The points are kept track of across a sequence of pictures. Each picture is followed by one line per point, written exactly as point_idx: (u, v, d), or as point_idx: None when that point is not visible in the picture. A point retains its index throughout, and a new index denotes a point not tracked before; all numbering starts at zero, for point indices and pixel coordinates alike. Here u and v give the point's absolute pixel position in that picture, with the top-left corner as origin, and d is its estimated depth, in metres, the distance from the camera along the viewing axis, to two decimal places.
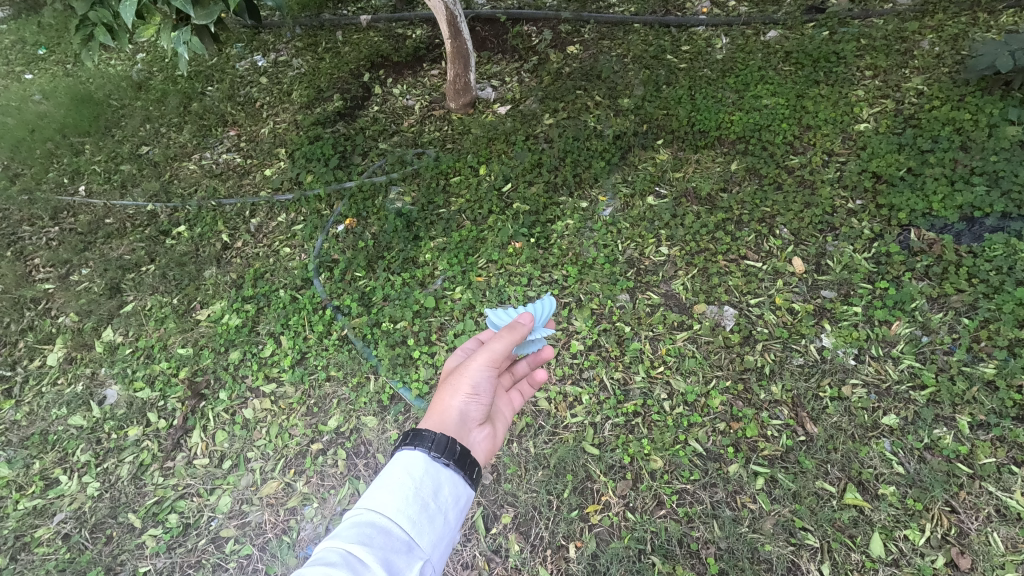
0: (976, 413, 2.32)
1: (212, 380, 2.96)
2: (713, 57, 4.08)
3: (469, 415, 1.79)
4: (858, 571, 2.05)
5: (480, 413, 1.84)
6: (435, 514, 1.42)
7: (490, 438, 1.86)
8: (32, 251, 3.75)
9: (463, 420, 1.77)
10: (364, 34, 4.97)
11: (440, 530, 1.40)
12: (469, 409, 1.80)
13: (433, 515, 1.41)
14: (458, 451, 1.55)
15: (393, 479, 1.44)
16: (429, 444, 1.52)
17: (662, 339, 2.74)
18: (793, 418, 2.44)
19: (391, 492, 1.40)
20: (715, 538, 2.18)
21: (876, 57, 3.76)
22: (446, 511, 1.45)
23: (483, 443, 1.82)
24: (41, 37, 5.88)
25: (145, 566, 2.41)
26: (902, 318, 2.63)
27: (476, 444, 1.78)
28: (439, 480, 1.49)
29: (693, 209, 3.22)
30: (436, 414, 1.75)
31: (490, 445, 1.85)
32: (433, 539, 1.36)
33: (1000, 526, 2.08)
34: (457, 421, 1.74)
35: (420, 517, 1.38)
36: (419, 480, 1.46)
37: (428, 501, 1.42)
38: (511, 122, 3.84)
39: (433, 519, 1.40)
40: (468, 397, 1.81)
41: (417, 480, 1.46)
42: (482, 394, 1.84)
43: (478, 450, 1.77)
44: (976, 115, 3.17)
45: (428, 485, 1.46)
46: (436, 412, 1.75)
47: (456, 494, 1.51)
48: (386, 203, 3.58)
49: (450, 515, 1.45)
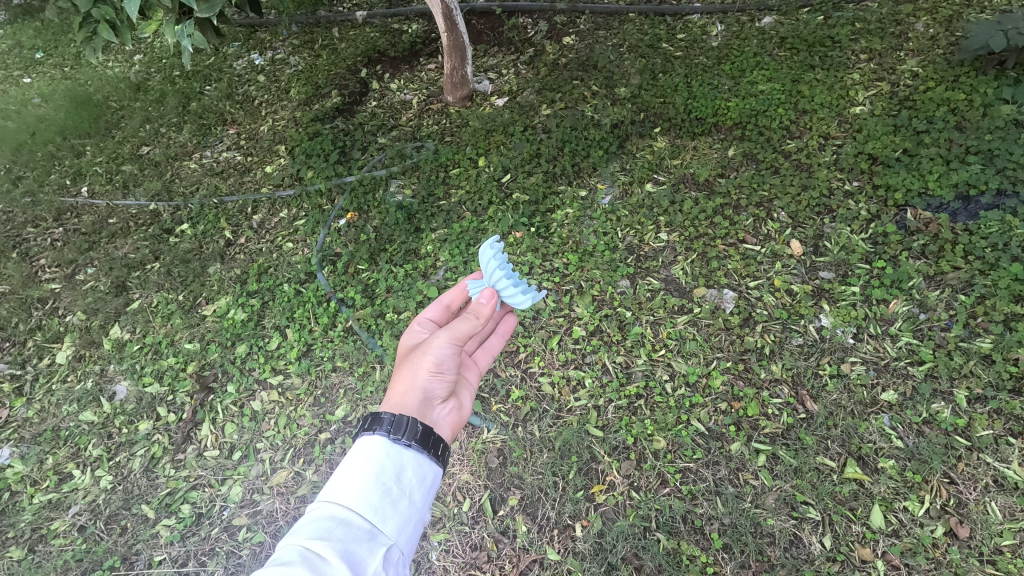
0: (973, 387, 2.35)
1: (221, 373, 3.01)
2: (708, 44, 4.10)
3: (431, 393, 1.79)
4: (858, 543, 2.10)
5: (441, 389, 1.84)
6: (400, 497, 1.39)
7: (454, 411, 1.85)
8: (37, 252, 3.79)
9: (425, 398, 1.76)
10: (360, 31, 4.99)
11: (406, 512, 1.37)
12: (431, 387, 1.80)
13: (396, 498, 1.38)
14: (420, 430, 1.53)
15: (352, 468, 1.41)
16: (387, 426, 1.51)
17: (663, 323, 2.78)
18: (793, 396, 2.47)
19: (351, 483, 1.37)
20: (718, 514, 2.22)
21: (871, 40, 3.77)
22: (411, 492, 1.42)
23: (447, 417, 1.80)
24: (38, 41, 5.89)
25: (160, 556, 2.45)
26: (900, 296, 2.66)
27: (441, 419, 1.77)
28: (401, 462, 1.47)
29: (691, 195, 3.24)
30: (396, 393, 1.74)
31: (456, 419, 1.85)
32: (399, 523, 1.34)
33: (998, 496, 2.12)
34: (418, 399, 1.73)
35: (382, 503, 1.35)
36: (380, 465, 1.43)
37: (391, 486, 1.40)
38: (510, 113, 3.87)
39: (397, 503, 1.37)
40: (431, 374, 1.82)
41: (379, 465, 1.43)
42: (446, 370, 1.86)
43: (442, 426, 1.74)
44: (970, 95, 3.19)
45: (390, 469, 1.44)
46: (396, 392, 1.74)
47: (421, 475, 1.49)
48: (387, 196, 3.61)
49: (416, 496, 1.43)
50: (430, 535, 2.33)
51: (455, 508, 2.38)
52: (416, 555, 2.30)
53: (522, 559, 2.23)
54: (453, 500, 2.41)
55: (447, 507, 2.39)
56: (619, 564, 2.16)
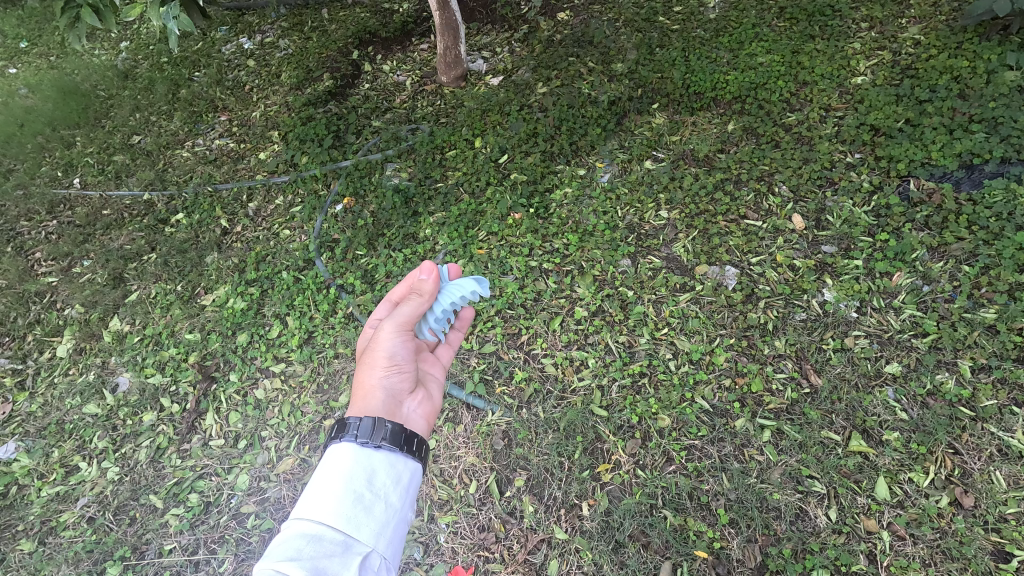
0: (977, 357, 2.35)
1: (222, 362, 3.00)
2: (706, 16, 4.00)
3: (394, 387, 1.81)
4: (864, 515, 2.11)
5: (406, 381, 1.87)
6: (374, 502, 1.42)
7: (423, 402, 1.91)
8: (32, 246, 3.74)
9: (389, 395, 1.78)
10: (350, 11, 4.88)
11: (381, 517, 1.40)
12: (393, 381, 1.83)
13: (369, 504, 1.40)
14: (390, 430, 1.56)
15: (323, 480, 1.42)
16: (355, 432, 1.54)
17: (665, 302, 2.76)
18: (797, 370, 2.48)
19: (323, 496, 1.38)
20: (724, 490, 2.23)
21: (872, 8, 3.69)
22: (385, 495, 1.45)
23: (418, 409, 1.86)
24: (21, 29, 5.78)
25: (170, 545, 2.46)
26: (903, 268, 2.64)
27: (412, 413, 1.82)
28: (373, 467, 1.50)
29: (692, 171, 3.20)
30: (360, 397, 1.74)
31: (427, 409, 1.91)
32: (375, 529, 1.36)
33: (1002, 465, 2.12)
34: (383, 398, 1.75)
35: (356, 511, 1.37)
36: (352, 473, 1.46)
37: (363, 492, 1.42)
38: (505, 93, 3.80)
39: (371, 509, 1.39)
40: (387, 370, 1.82)
41: (350, 472, 1.46)
42: (401, 363, 1.86)
43: (414, 419, 1.81)
44: (973, 62, 3.14)
45: (363, 474, 1.47)
46: (360, 396, 1.74)
47: (396, 475, 1.53)
48: (383, 180, 3.56)
49: (391, 498, 1.46)
50: (437, 517, 2.35)
51: (462, 491, 2.40)
52: (424, 538, 2.31)
53: (530, 539, 2.25)
54: (459, 482, 2.42)
55: (453, 489, 2.40)
56: (626, 541, 2.17)
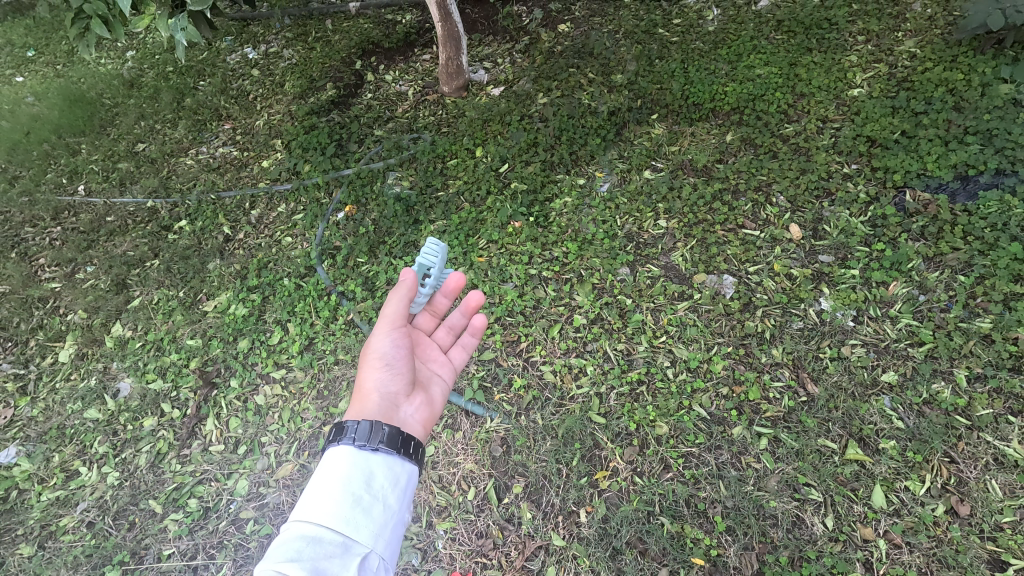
0: (972, 366, 2.37)
1: (223, 368, 3.02)
2: (705, 29, 4.07)
3: (389, 389, 1.83)
4: (861, 523, 2.11)
5: (401, 383, 1.88)
6: (372, 503, 1.43)
7: (422, 407, 1.92)
8: (37, 251, 3.78)
9: (384, 397, 1.80)
10: (353, 22, 4.96)
11: (380, 518, 1.41)
12: (388, 382, 1.85)
13: (368, 506, 1.42)
14: (387, 433, 1.57)
15: (322, 484, 1.44)
16: (353, 435, 1.56)
17: (663, 310, 2.79)
18: (794, 379, 2.49)
19: (321, 498, 1.40)
20: (721, 497, 2.24)
21: (868, 22, 3.75)
22: (383, 497, 1.47)
23: (415, 413, 1.88)
24: (30, 39, 5.86)
25: (168, 550, 2.46)
26: (899, 278, 2.67)
27: (409, 417, 1.84)
28: (371, 470, 1.52)
29: (690, 181, 3.24)
30: (357, 399, 1.77)
31: (426, 414, 1.92)
32: (374, 531, 1.38)
33: (998, 474, 2.13)
34: (378, 401, 1.77)
35: (355, 513, 1.38)
36: (349, 476, 1.48)
37: (361, 494, 1.44)
38: (505, 103, 3.85)
39: (370, 511, 1.41)
40: (381, 370, 1.85)
41: (348, 475, 1.48)
42: (394, 363, 1.89)
43: (411, 423, 1.82)
44: (968, 75, 3.18)
45: (360, 477, 1.49)
46: (357, 398, 1.78)
47: (393, 478, 1.54)
48: (385, 188, 3.60)
49: (389, 500, 1.48)
50: (435, 524, 2.35)
51: (460, 497, 2.41)
52: (422, 544, 2.31)
53: (528, 545, 2.25)
54: (458, 489, 2.43)
55: (452, 495, 2.41)
56: (624, 548, 2.18)
